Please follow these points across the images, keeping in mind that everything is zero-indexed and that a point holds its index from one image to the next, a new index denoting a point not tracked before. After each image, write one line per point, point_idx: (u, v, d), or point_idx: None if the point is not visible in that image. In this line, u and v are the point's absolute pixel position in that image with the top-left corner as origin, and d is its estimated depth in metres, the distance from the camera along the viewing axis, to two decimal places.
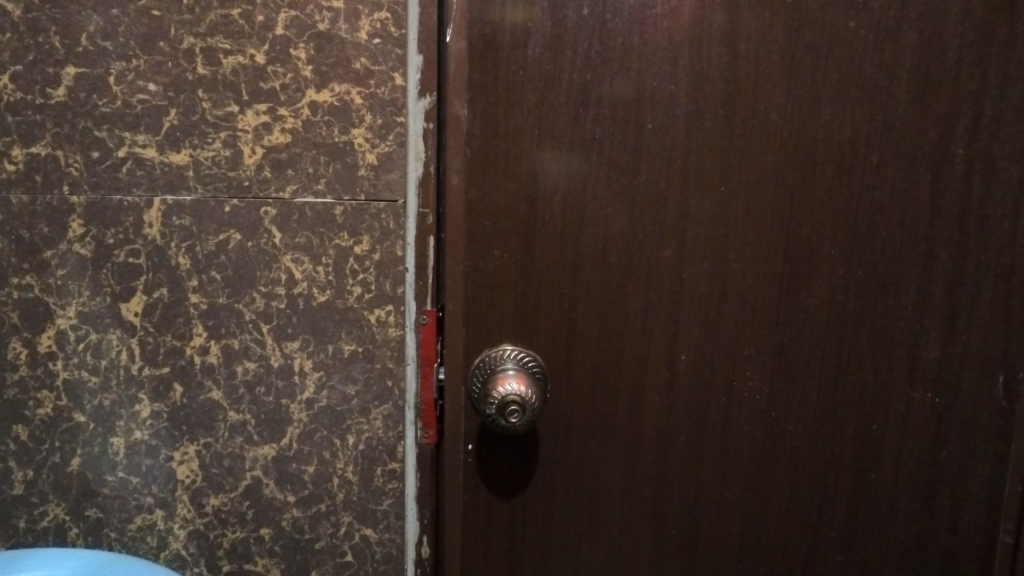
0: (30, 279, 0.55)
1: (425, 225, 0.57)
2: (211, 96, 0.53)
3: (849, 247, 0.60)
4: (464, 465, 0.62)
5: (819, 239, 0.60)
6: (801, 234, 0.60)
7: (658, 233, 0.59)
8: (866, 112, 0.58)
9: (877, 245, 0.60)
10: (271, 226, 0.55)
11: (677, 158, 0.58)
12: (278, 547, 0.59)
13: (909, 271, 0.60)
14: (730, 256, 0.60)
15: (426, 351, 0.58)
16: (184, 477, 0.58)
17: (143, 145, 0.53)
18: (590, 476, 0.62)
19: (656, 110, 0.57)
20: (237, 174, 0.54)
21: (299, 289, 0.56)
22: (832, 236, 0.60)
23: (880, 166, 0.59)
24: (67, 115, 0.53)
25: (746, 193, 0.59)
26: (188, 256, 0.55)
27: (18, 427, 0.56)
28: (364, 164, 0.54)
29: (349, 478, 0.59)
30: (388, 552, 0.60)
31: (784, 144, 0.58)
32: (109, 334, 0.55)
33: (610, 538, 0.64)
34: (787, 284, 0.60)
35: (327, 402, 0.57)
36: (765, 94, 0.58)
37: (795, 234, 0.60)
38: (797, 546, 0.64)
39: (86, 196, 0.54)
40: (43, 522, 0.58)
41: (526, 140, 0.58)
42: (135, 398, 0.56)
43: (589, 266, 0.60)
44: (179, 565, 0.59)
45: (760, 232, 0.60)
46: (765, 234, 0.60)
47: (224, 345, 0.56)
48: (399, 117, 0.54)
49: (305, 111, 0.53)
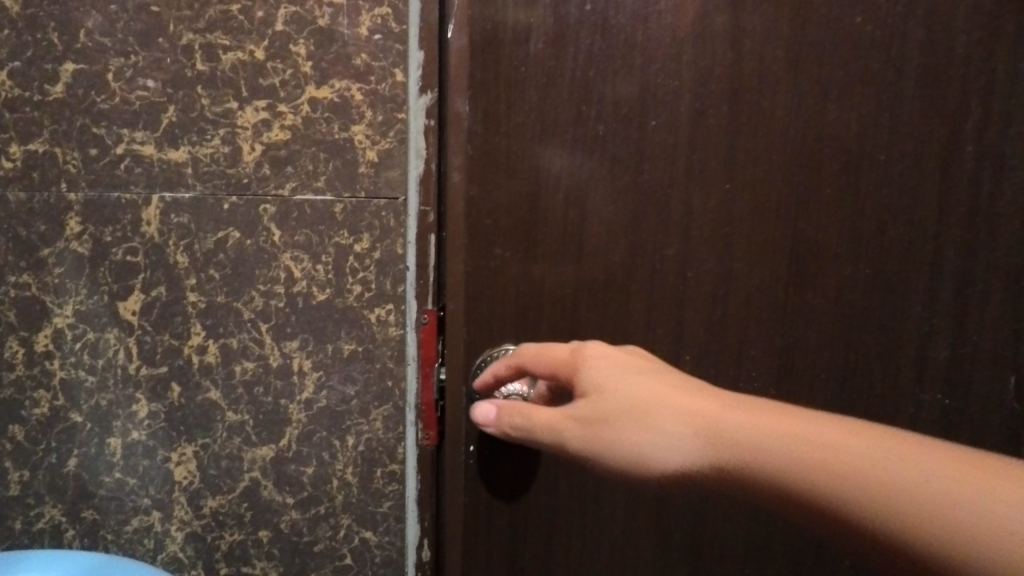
0: (27, 277, 0.54)
1: (425, 224, 0.56)
2: (210, 93, 0.52)
3: (747, 416, 0.41)
4: (466, 467, 0.60)
5: (832, 286, 0.60)
6: (709, 423, 0.41)
7: (663, 232, 0.59)
8: (873, 109, 0.57)
9: (684, 397, 0.44)
10: (269, 224, 0.54)
11: (680, 157, 0.58)
12: (276, 550, 0.59)
13: (907, 359, 0.61)
14: (631, 457, 0.46)
15: (426, 351, 0.57)
16: (181, 478, 0.57)
17: (141, 142, 0.53)
18: (594, 481, 0.61)
19: (660, 106, 0.57)
20: (236, 171, 0.53)
21: (298, 288, 0.55)
22: (826, 333, 0.60)
23: (887, 164, 0.58)
24: (65, 112, 0.52)
25: (738, 304, 0.60)
26: (186, 254, 0.54)
27: (14, 427, 0.56)
28: (365, 161, 0.54)
29: (348, 480, 0.58)
30: (387, 555, 0.60)
31: (790, 142, 0.58)
32: (107, 333, 0.55)
33: (613, 542, 0.63)
34: (731, 479, 0.40)
35: (326, 402, 0.57)
36: (770, 92, 0.57)
37: (691, 407, 0.43)
38: (806, 551, 0.63)
39: (84, 194, 0.53)
40: (39, 523, 0.57)
41: (527, 138, 0.56)
42: (132, 399, 0.56)
43: (591, 266, 0.59)
44: (176, 568, 0.58)
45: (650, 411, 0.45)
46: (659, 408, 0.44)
47: (223, 344, 0.55)
48: (399, 114, 0.54)
49: (304, 108, 0.53)
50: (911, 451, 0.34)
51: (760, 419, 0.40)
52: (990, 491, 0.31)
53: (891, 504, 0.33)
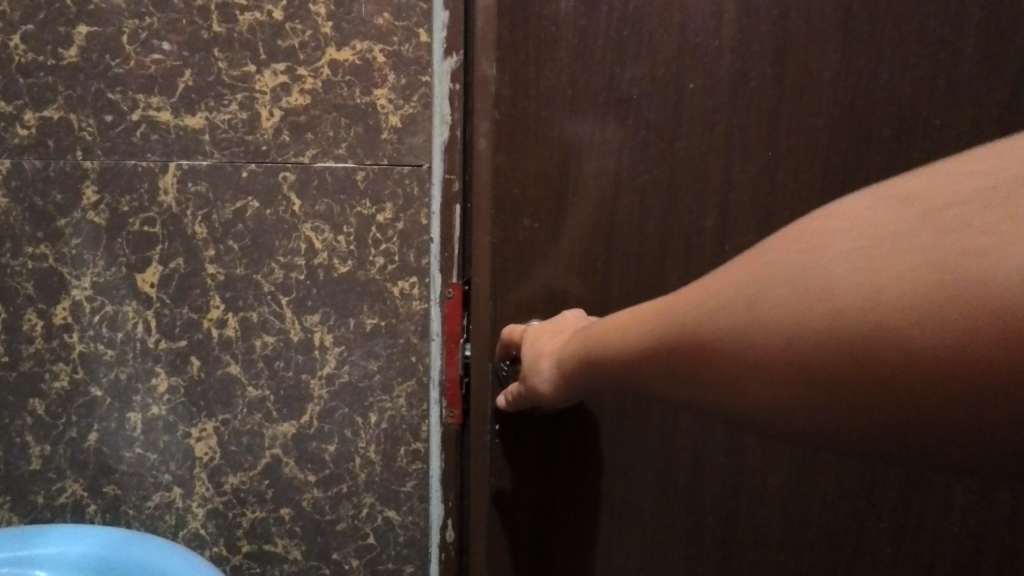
0: (45, 248, 0.52)
1: (450, 193, 0.54)
2: (227, 56, 0.50)
3: (629, 334, 0.36)
4: (491, 446, 0.60)
5: None
6: (609, 356, 0.38)
7: (700, 201, 0.56)
8: (929, 69, 0.53)
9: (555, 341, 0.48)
10: (289, 193, 0.52)
11: (720, 122, 0.54)
12: (297, 528, 0.57)
13: None
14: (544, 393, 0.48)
15: (451, 327, 0.56)
16: (202, 454, 0.56)
17: (157, 108, 0.51)
18: (624, 462, 0.60)
19: (698, 68, 0.53)
20: (255, 138, 0.51)
21: (319, 260, 0.53)
22: None
23: (942, 129, 0.54)
24: (79, 77, 0.50)
25: None
26: (204, 224, 0.52)
27: (34, 401, 0.54)
28: (387, 126, 0.51)
29: (371, 459, 0.56)
30: (411, 535, 0.58)
31: (836, 106, 0.54)
32: (125, 306, 0.53)
33: (643, 525, 0.62)
34: (595, 377, 0.41)
35: (348, 377, 0.55)
36: (817, 52, 0.53)
37: (594, 341, 0.40)
38: (844, 537, 0.62)
39: (100, 162, 0.51)
40: (60, 498, 0.56)
41: (557, 103, 0.54)
42: (151, 372, 0.54)
43: (624, 237, 0.56)
44: (197, 546, 0.57)
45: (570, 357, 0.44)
46: (574, 351, 0.43)
47: (243, 318, 0.54)
48: (424, 76, 0.51)
49: (324, 71, 0.50)
50: (768, 292, 0.27)
51: (602, 329, 0.40)
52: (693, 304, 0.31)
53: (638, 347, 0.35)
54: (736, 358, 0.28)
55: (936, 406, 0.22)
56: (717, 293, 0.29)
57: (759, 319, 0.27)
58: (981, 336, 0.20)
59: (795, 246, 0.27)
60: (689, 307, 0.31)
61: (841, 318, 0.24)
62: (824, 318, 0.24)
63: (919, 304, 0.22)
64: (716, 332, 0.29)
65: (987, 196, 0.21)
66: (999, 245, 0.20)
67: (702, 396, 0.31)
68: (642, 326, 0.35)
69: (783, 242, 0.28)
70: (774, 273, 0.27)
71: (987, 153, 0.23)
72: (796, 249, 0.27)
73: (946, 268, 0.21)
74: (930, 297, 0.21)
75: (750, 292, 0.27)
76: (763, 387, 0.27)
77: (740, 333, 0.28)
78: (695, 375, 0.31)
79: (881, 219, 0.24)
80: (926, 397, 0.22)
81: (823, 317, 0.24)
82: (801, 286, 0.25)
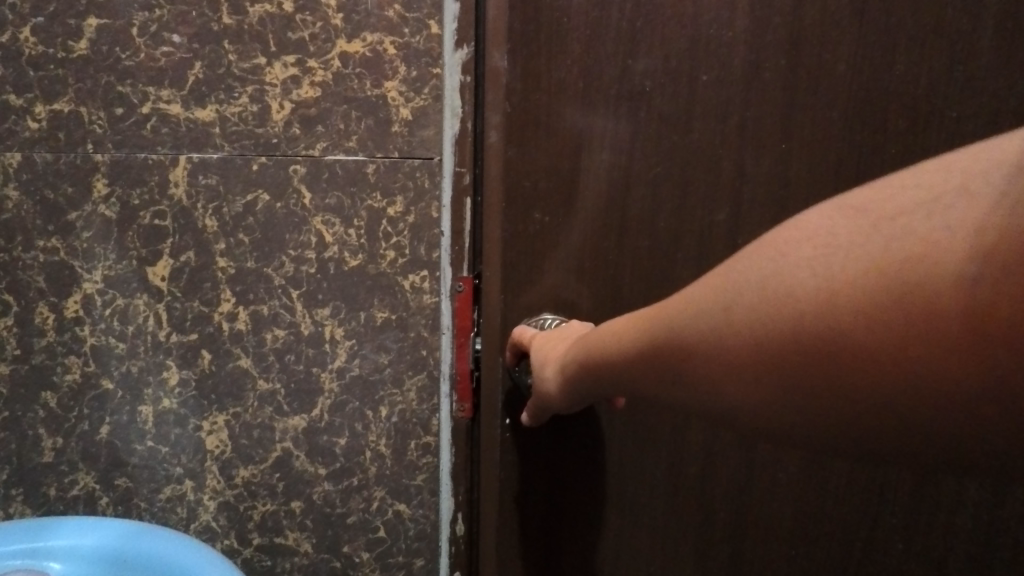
0: (55, 242, 0.52)
1: (461, 185, 0.54)
2: (237, 48, 0.50)
3: (615, 339, 0.37)
4: (502, 440, 0.60)
5: None
6: (599, 359, 0.39)
7: (712, 194, 0.55)
8: (945, 61, 0.53)
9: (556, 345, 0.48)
10: (300, 185, 0.52)
11: (733, 114, 0.54)
12: (308, 521, 0.57)
13: None
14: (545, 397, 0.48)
15: (461, 321, 0.56)
16: (213, 448, 0.56)
17: (168, 101, 0.50)
18: (634, 456, 0.60)
19: (712, 59, 0.53)
20: (265, 131, 0.51)
21: (329, 253, 0.53)
22: None
23: (957, 121, 0.54)
24: (89, 70, 0.50)
25: None
26: (215, 218, 0.52)
27: (45, 394, 0.54)
28: (398, 119, 0.51)
29: (381, 452, 0.56)
30: (421, 529, 0.58)
31: (851, 98, 0.54)
32: (136, 299, 0.53)
33: (654, 520, 0.62)
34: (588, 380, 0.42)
35: (358, 371, 0.55)
36: (832, 44, 0.53)
37: (586, 345, 0.41)
38: (856, 534, 0.62)
39: (111, 155, 0.51)
40: (73, 490, 0.56)
41: (568, 95, 0.54)
42: (162, 365, 0.54)
43: (635, 231, 0.56)
44: (208, 538, 0.57)
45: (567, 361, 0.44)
46: (573, 355, 0.43)
47: (253, 311, 0.53)
48: (434, 68, 0.51)
49: (335, 63, 0.50)
50: (736, 299, 0.28)
51: (592, 335, 0.41)
52: (674, 311, 0.32)
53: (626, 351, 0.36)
54: (716, 359, 0.29)
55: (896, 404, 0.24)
56: (697, 299, 0.31)
57: (732, 325, 0.28)
58: (936, 338, 0.23)
59: (759, 256, 0.29)
60: (668, 313, 0.33)
61: (808, 323, 0.26)
62: (793, 320, 0.26)
63: (884, 301, 0.23)
64: (699, 335, 0.30)
65: (926, 210, 0.23)
66: (943, 255, 0.22)
67: (687, 396, 0.32)
68: (628, 331, 0.36)
69: (751, 251, 0.30)
70: (743, 281, 0.29)
71: (921, 168, 0.25)
72: (761, 259, 0.28)
73: (898, 278, 0.23)
74: (888, 304, 0.23)
75: (727, 297, 0.29)
76: (739, 388, 0.29)
77: (720, 334, 0.29)
78: (680, 378, 0.32)
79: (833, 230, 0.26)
80: (886, 394, 0.24)
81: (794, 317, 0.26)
82: (767, 293, 0.27)
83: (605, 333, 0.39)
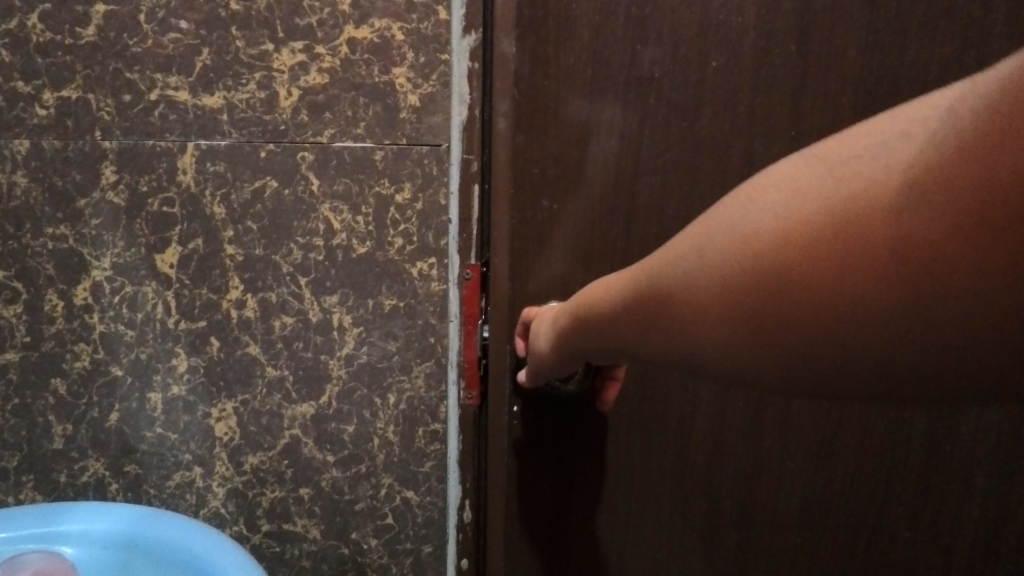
0: (64, 229, 0.52)
1: (469, 173, 0.54)
2: (245, 34, 0.49)
3: (603, 298, 0.37)
4: (508, 427, 0.62)
5: None
6: (591, 320, 0.39)
7: (720, 182, 0.56)
8: (957, 47, 0.52)
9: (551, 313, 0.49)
10: (308, 173, 0.52)
11: (742, 101, 0.54)
12: (317, 508, 0.58)
13: None
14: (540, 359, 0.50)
15: (470, 308, 0.56)
16: (222, 434, 0.56)
17: (176, 87, 0.50)
18: (642, 442, 0.62)
19: (721, 46, 0.53)
20: (273, 117, 0.51)
21: (337, 240, 0.53)
22: None
23: None
24: (97, 56, 0.50)
25: None
26: (223, 205, 0.52)
27: (55, 381, 0.55)
28: (406, 105, 0.51)
29: (390, 439, 0.57)
30: (429, 515, 0.58)
31: (861, 85, 0.53)
32: (145, 286, 0.53)
33: (661, 506, 0.63)
34: (584, 342, 0.42)
35: (367, 358, 0.55)
36: (843, 30, 0.52)
37: (577, 309, 0.41)
38: (863, 519, 0.64)
39: (119, 142, 0.51)
40: (83, 477, 0.57)
41: (577, 83, 0.55)
42: (171, 353, 0.54)
43: (644, 220, 0.57)
44: (218, 524, 0.58)
45: (560, 325, 0.45)
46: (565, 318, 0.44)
47: (262, 298, 0.54)
48: (443, 54, 0.51)
49: (343, 50, 0.50)
50: (710, 255, 0.27)
51: (583, 297, 0.41)
52: (652, 265, 0.32)
53: (613, 309, 0.36)
54: (688, 310, 0.29)
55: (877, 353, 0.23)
56: (671, 252, 0.30)
57: (707, 281, 0.27)
58: (918, 283, 0.21)
59: (734, 207, 0.27)
60: (648, 272, 0.32)
61: (783, 275, 0.24)
62: (755, 267, 0.25)
63: (843, 241, 0.22)
64: (672, 287, 0.30)
65: (897, 148, 0.22)
66: (917, 196, 0.21)
67: (670, 350, 0.31)
68: (615, 289, 0.36)
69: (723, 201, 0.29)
70: (710, 231, 0.28)
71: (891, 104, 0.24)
72: (731, 207, 0.27)
73: (870, 224, 0.22)
74: (863, 250, 0.22)
75: (696, 247, 0.28)
76: (711, 340, 0.28)
77: (691, 285, 0.28)
78: (661, 332, 0.31)
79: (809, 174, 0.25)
80: (865, 345, 0.23)
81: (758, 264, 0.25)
82: (739, 243, 0.26)
83: (596, 293, 0.39)
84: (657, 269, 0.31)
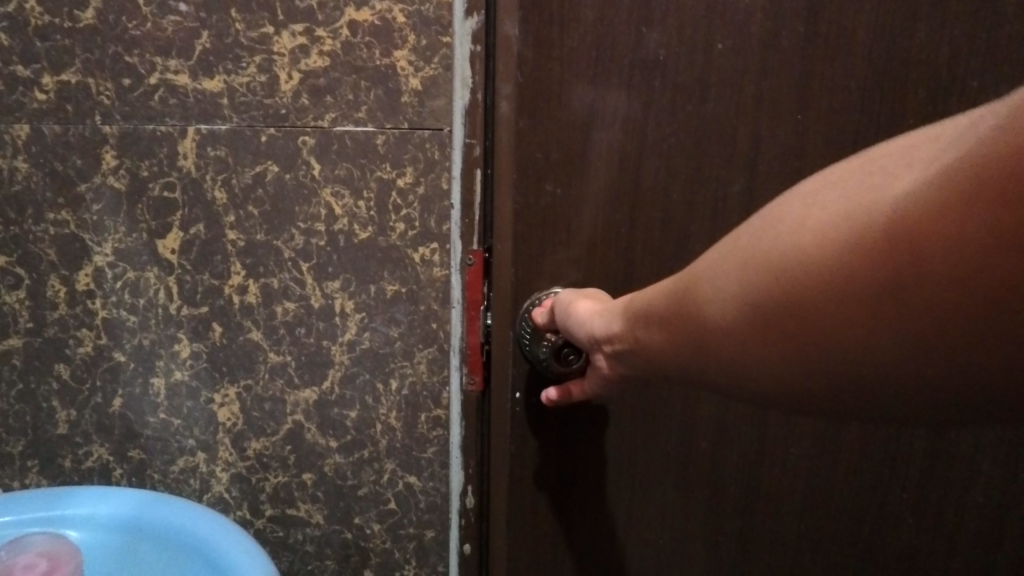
0: (66, 214, 0.52)
1: (471, 157, 0.54)
2: (245, 17, 0.49)
3: (636, 309, 0.42)
4: (512, 415, 0.61)
5: None
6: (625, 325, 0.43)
7: (726, 167, 0.56)
8: (969, 29, 0.52)
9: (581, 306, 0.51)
10: (309, 157, 0.51)
11: (749, 84, 0.54)
12: (320, 493, 0.58)
13: None
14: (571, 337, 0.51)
15: (472, 294, 0.56)
16: (225, 420, 0.56)
17: (176, 71, 0.50)
18: (646, 429, 0.62)
19: (728, 27, 0.53)
20: (273, 101, 0.50)
21: (339, 226, 0.52)
22: None
23: (980, 92, 0.53)
24: (95, 40, 0.49)
25: None
26: (224, 190, 0.52)
27: (59, 366, 0.55)
28: (408, 89, 0.50)
29: (392, 425, 0.57)
30: (432, 500, 0.59)
31: (871, 68, 0.53)
32: (146, 272, 0.53)
33: (664, 492, 0.63)
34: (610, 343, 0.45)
35: (369, 344, 0.55)
36: (851, 11, 0.52)
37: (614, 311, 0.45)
38: (866, 507, 0.63)
39: (119, 127, 0.50)
40: (87, 462, 0.57)
41: (581, 65, 0.54)
42: (174, 338, 0.54)
43: (649, 205, 0.57)
44: (222, 509, 0.58)
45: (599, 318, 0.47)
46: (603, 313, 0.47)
47: (264, 284, 0.53)
48: (444, 37, 0.50)
49: (344, 32, 0.49)
50: (756, 277, 0.32)
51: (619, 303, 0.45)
52: (686, 281, 0.37)
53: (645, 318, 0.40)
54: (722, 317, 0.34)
55: (915, 351, 0.28)
56: (706, 269, 0.35)
57: (746, 292, 0.32)
58: (943, 286, 0.26)
59: (766, 237, 0.32)
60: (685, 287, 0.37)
61: (819, 286, 0.29)
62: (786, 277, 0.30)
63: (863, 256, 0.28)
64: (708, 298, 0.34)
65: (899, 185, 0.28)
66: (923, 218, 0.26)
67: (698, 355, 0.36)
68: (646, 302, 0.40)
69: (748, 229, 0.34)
70: (743, 251, 0.33)
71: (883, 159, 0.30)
72: (757, 233, 0.33)
73: (886, 242, 0.27)
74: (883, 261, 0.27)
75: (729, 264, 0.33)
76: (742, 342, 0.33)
77: (726, 295, 0.33)
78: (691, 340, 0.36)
79: (838, 206, 0.30)
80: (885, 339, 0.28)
81: (789, 275, 0.30)
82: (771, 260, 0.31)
83: (624, 306, 0.43)
84: (692, 284, 0.36)
